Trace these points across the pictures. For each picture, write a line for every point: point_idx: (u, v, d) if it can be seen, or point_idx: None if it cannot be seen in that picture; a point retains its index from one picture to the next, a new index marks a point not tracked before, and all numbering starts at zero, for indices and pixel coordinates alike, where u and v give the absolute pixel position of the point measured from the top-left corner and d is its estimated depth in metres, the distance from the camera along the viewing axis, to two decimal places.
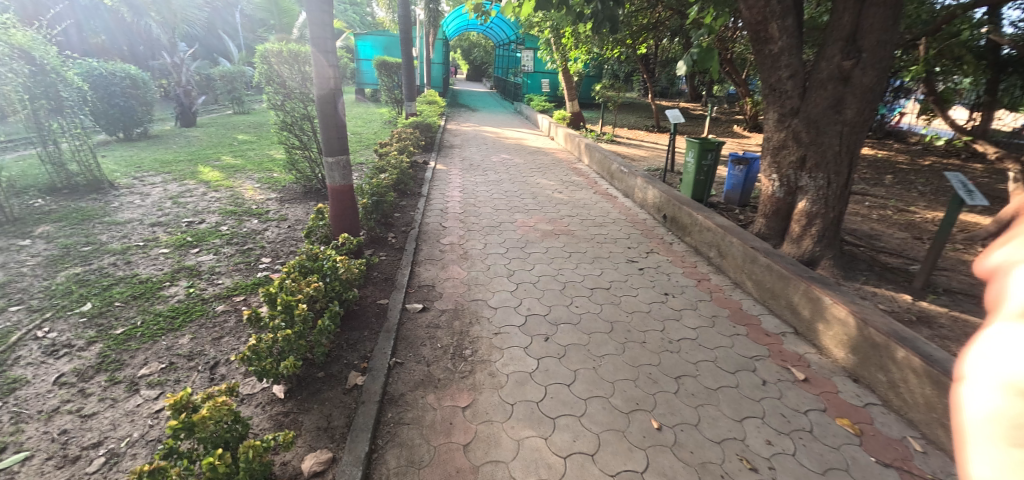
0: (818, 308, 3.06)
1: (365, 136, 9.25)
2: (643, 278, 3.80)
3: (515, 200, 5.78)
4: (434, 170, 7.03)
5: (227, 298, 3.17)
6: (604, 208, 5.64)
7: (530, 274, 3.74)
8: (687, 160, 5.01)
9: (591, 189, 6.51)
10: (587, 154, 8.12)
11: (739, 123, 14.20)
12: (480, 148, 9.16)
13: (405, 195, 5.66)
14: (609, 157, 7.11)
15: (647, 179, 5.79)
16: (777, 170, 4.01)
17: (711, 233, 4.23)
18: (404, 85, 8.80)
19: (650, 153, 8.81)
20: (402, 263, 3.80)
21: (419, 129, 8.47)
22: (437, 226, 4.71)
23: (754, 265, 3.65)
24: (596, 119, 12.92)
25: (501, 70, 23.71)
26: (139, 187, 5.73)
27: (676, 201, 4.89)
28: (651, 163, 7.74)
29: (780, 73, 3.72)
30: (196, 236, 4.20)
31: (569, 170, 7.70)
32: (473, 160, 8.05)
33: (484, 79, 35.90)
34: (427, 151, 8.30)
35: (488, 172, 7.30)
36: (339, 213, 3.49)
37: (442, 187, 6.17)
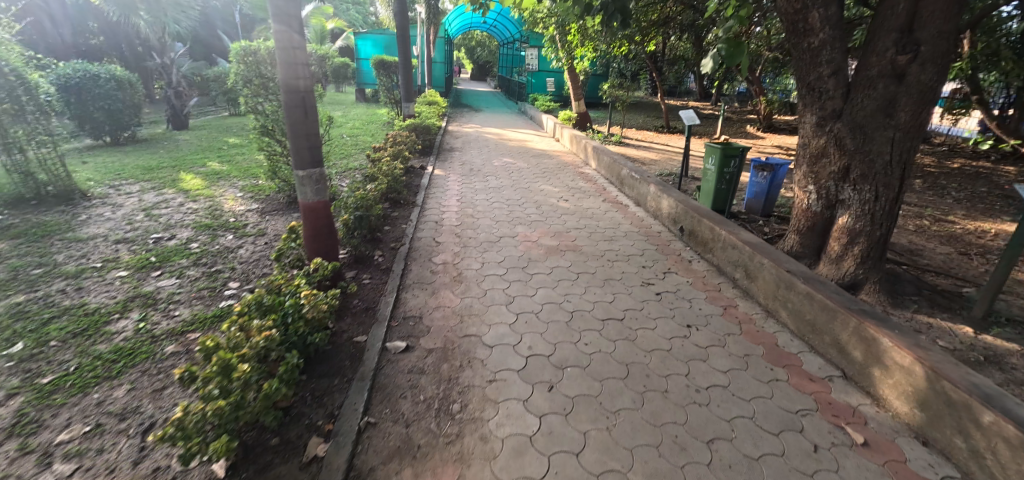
0: (873, 350, 2.58)
1: (360, 140, 8.82)
2: (661, 306, 3.32)
3: (517, 209, 5.31)
4: (430, 176, 6.58)
5: (181, 336, 2.74)
6: (614, 219, 5.16)
7: (532, 301, 3.28)
8: (708, 168, 4.53)
9: (599, 197, 6.03)
10: (594, 158, 7.65)
11: (752, 122, 13.65)
12: (482, 151, 8.70)
13: (397, 205, 5.22)
14: (618, 162, 6.63)
15: (662, 186, 5.30)
16: (814, 181, 3.52)
17: (737, 251, 3.75)
18: (402, 85, 8.34)
19: (661, 156, 8.32)
20: (387, 288, 3.35)
21: (417, 132, 8.03)
22: (429, 241, 4.26)
23: (790, 293, 3.17)
24: (603, 119, 12.44)
25: (505, 69, 23.23)
26: (113, 197, 5.34)
27: (695, 213, 4.41)
28: (663, 167, 7.25)
29: (820, 71, 3.23)
30: (160, 255, 3.78)
31: (576, 175, 7.22)
32: (473, 164, 7.61)
33: (488, 78, 35.44)
34: (425, 155, 7.87)
35: (489, 177, 6.85)
36: (313, 233, 3.03)
37: (438, 196, 5.72)
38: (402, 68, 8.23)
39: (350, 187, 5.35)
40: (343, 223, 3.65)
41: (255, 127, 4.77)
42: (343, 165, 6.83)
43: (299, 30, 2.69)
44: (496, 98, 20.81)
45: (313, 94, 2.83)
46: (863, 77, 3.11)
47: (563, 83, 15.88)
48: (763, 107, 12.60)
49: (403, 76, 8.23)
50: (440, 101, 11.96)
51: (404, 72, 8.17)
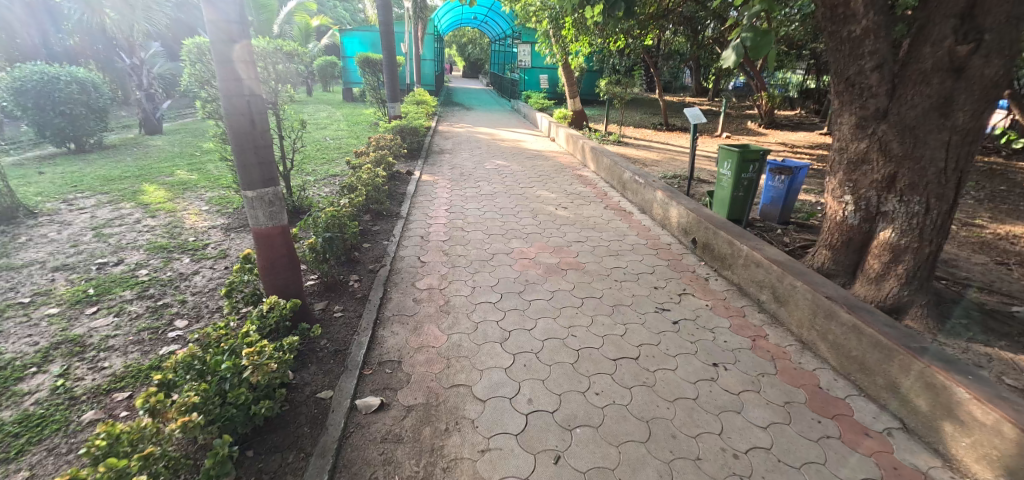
0: (943, 400, 2.15)
1: (343, 144, 8.30)
2: (680, 339, 2.87)
3: (511, 220, 4.83)
4: (417, 183, 6.09)
5: (105, 397, 2.25)
6: (618, 229, 4.70)
7: (531, 336, 2.81)
8: (722, 173, 4.08)
9: (601, 203, 5.57)
10: (593, 159, 7.18)
11: (752, 118, 13.24)
12: (473, 153, 8.21)
13: (380, 218, 4.72)
14: (620, 165, 6.17)
15: (670, 193, 4.84)
16: (852, 190, 3.08)
17: (762, 271, 3.30)
18: (386, 84, 7.82)
19: (663, 157, 7.88)
20: (361, 324, 2.87)
21: (404, 134, 7.53)
22: (413, 261, 3.78)
23: (832, 323, 2.74)
24: (599, 117, 11.98)
25: (496, 66, 22.68)
26: (63, 213, 4.81)
27: (710, 224, 3.96)
28: (666, 169, 6.80)
29: (862, 64, 2.80)
30: (101, 285, 3.28)
31: (574, 178, 6.75)
32: (464, 168, 7.12)
33: (479, 76, 34.87)
34: (412, 159, 7.38)
35: (480, 182, 6.37)
36: (268, 263, 2.55)
37: (425, 206, 5.23)
38: (386, 66, 7.69)
39: (326, 198, 4.85)
40: (310, 247, 3.14)
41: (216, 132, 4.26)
42: (322, 173, 6.32)
43: (236, 19, 2.20)
44: (487, 96, 20.29)
45: (260, 96, 2.34)
46: (913, 71, 2.67)
47: (557, 79, 15.40)
48: (763, 103, 12.19)
49: (388, 74, 7.70)
50: (430, 100, 11.44)
51: (389, 70, 7.64)
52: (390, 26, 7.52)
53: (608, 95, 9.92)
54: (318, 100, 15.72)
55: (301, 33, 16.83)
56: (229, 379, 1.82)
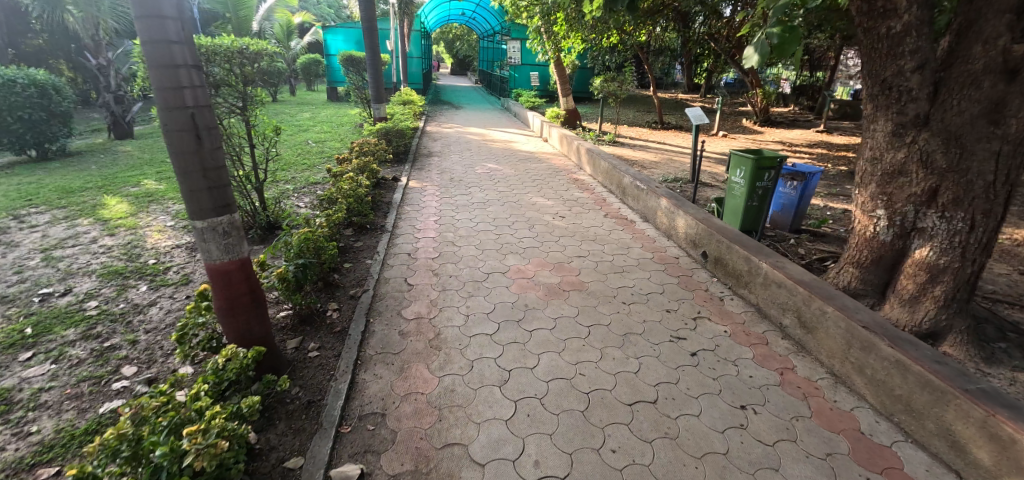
0: (1013, 456, 1.86)
1: (326, 148, 7.87)
2: (701, 376, 2.55)
3: (506, 232, 4.48)
4: (404, 191, 5.71)
5: (26, 474, 1.87)
6: (621, 240, 4.37)
7: (534, 377, 2.47)
8: (735, 181, 3.78)
9: (600, 210, 5.24)
10: (589, 162, 6.86)
11: (747, 115, 13.01)
12: (463, 156, 7.83)
13: (363, 232, 4.34)
14: (618, 168, 5.85)
15: (675, 200, 4.53)
16: (885, 204, 2.78)
17: (785, 292, 3.01)
18: (370, 85, 7.39)
19: (661, 158, 7.58)
20: (339, 366, 2.50)
21: (389, 137, 7.13)
22: (399, 283, 3.42)
23: (871, 357, 2.44)
24: (592, 115, 11.66)
25: (485, 63, 22.27)
26: (12, 232, 4.36)
27: (722, 237, 3.65)
28: (666, 172, 6.50)
29: (901, 64, 2.52)
30: (41, 323, 2.87)
31: (570, 183, 6.41)
32: (453, 172, 6.75)
33: (468, 73, 34.35)
34: (399, 163, 7.00)
35: (472, 188, 6.01)
36: (226, 302, 2.19)
37: (412, 216, 4.86)
38: (369, 65, 7.24)
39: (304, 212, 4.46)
40: (281, 277, 2.75)
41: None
42: (302, 182, 5.92)
43: (175, 16, 1.80)
44: (477, 94, 19.86)
45: (209, 110, 1.96)
46: (959, 72, 2.37)
47: (548, 77, 15.04)
48: (759, 99, 11.95)
49: (371, 74, 7.27)
50: (417, 100, 11.02)
51: (372, 69, 7.21)
52: (372, 21, 7.06)
53: (602, 94, 9.59)
54: (301, 101, 15.20)
55: (282, 31, 16.26)
56: (167, 468, 1.51)
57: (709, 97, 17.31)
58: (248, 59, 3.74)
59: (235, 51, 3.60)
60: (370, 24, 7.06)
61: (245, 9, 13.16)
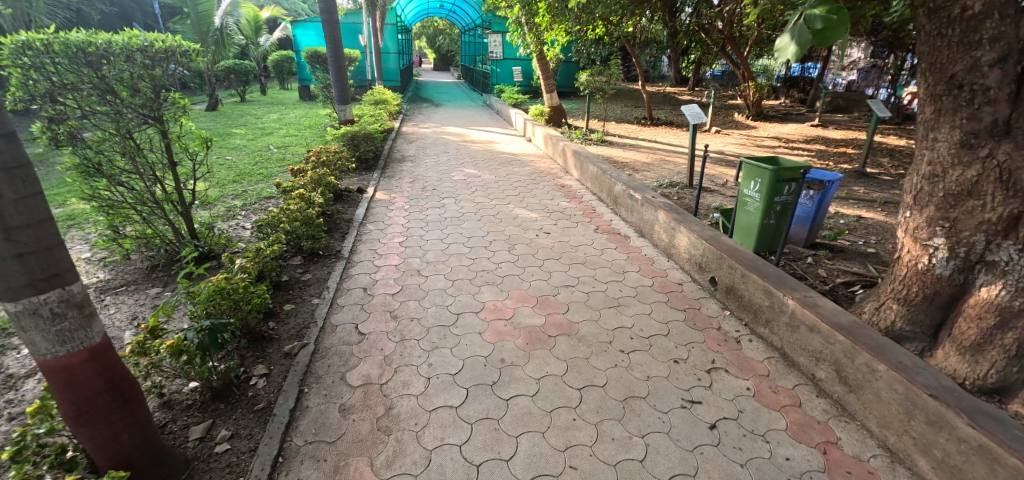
0: None
1: (288, 155, 7.16)
2: (726, 462, 1.98)
3: (482, 254, 3.87)
4: (370, 205, 5.07)
5: None
6: (615, 261, 3.79)
7: (510, 475, 1.87)
8: (751, 193, 3.22)
9: (588, 223, 4.65)
10: (576, 165, 6.27)
11: (738, 109, 12.54)
12: (440, 160, 7.19)
13: (316, 260, 3.70)
14: (609, 173, 5.27)
15: (675, 213, 3.97)
16: (946, 231, 2.25)
17: (822, 338, 2.47)
18: (333, 83, 6.64)
19: (653, 159, 7.02)
20: (250, 470, 1.88)
21: (357, 142, 6.46)
22: (349, 332, 2.78)
23: (942, 435, 1.90)
24: (579, 112, 11.09)
25: (467, 58, 21.55)
26: None
27: (737, 263, 3.09)
28: (660, 176, 5.95)
29: (978, 58, 1.98)
30: None
31: (556, 189, 5.81)
32: (427, 179, 6.12)
33: (450, 68, 33.52)
34: (368, 171, 6.34)
35: (446, 198, 5.39)
36: (73, 409, 1.54)
37: (373, 237, 4.21)
38: (330, 61, 6.49)
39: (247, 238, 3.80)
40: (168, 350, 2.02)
41: (69, 165, 2.95)
42: (254, 197, 5.24)
43: None
44: (458, 89, 19.13)
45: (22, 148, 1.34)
46: None
47: (531, 72, 14.38)
48: (751, 93, 11.47)
49: (333, 71, 6.53)
50: (391, 98, 10.29)
51: (335, 67, 6.48)
52: (333, 12, 6.33)
53: (589, 89, 9.02)
54: (271, 101, 14.32)
55: (250, 27, 15.34)
56: None
57: (697, 90, 16.82)
58: (155, 60, 3.06)
59: (133, 49, 2.90)
60: (331, 15, 6.31)
61: (205, 4, 12.26)
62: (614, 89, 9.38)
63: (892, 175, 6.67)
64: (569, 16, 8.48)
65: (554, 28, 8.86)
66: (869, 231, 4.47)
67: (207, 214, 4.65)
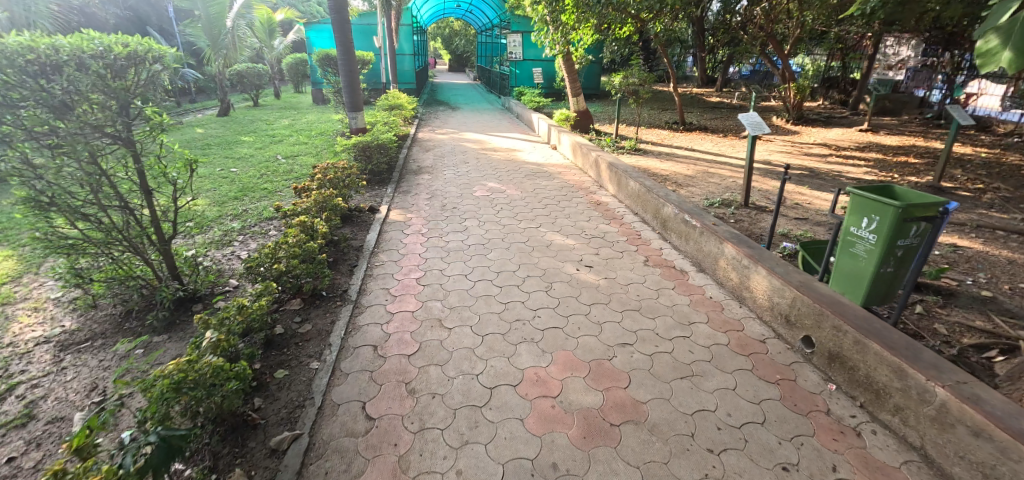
0: None
1: (296, 166, 6.63)
2: None
3: (514, 294, 3.22)
4: (382, 228, 4.47)
5: None
6: (677, 308, 3.12)
7: None
8: (863, 234, 2.53)
9: (635, 252, 3.98)
10: (612, 178, 5.61)
11: (776, 112, 11.70)
12: (459, 172, 6.60)
13: (318, 304, 3.10)
14: (654, 192, 4.60)
15: (748, 247, 3.28)
16: None
17: (995, 449, 1.78)
18: (344, 89, 6.05)
19: (695, 171, 6.32)
20: None
21: (369, 153, 5.90)
22: (353, 417, 2.18)
23: None
24: (605, 116, 10.41)
25: (483, 59, 20.99)
26: None
27: (847, 325, 2.41)
28: (709, 192, 5.26)
29: None
30: None
31: (590, 207, 5.15)
32: (446, 195, 5.53)
33: (466, 69, 33.01)
34: (381, 185, 5.77)
35: (467, 218, 4.77)
36: None
37: (385, 270, 3.60)
38: (341, 64, 5.91)
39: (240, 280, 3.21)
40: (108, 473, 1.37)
41: (15, 199, 2.41)
42: (256, 218, 4.69)
43: None
44: (474, 91, 18.55)
45: None
46: None
47: (552, 73, 13.73)
48: (791, 95, 10.64)
49: (345, 76, 5.95)
50: (407, 102, 9.73)
51: (346, 71, 5.92)
52: (344, 10, 5.74)
53: (620, 92, 8.32)
54: (284, 105, 13.92)
55: (264, 29, 14.99)
56: None
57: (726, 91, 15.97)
58: (115, 69, 2.50)
59: (86, 55, 2.35)
60: (342, 14, 5.72)
61: (216, 5, 11.84)
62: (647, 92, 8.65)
63: (970, 191, 5.88)
64: (599, 13, 7.82)
65: (582, 27, 8.20)
66: (975, 266, 3.75)
67: (200, 241, 4.09)
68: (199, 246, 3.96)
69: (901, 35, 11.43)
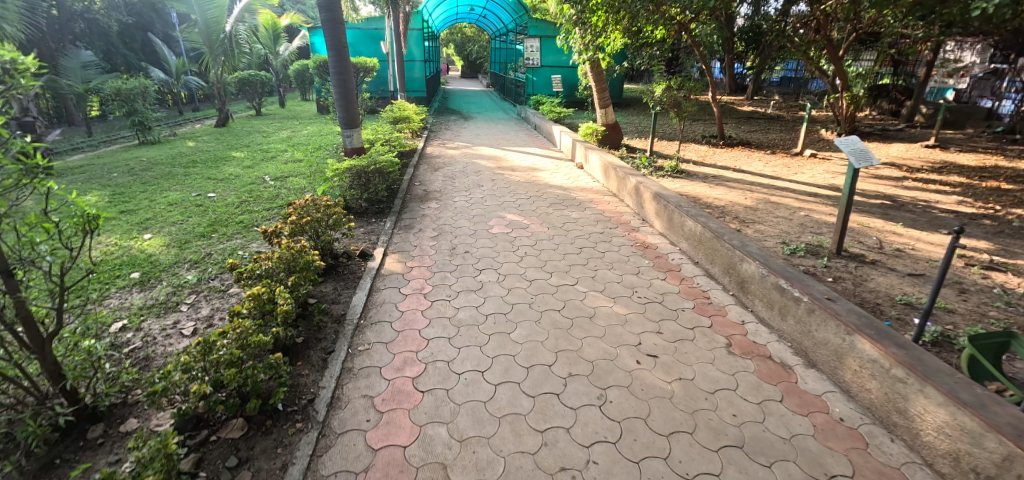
0: None
1: (283, 191, 5.72)
2: None
3: (555, 414, 2.19)
4: (374, 283, 3.47)
5: None
6: (799, 444, 2.08)
7: None
8: None
9: (709, 329, 2.94)
10: (658, 211, 4.57)
11: (822, 124, 10.56)
12: (472, 197, 5.64)
13: (268, 430, 2.13)
14: (724, 238, 3.55)
15: (897, 348, 2.23)
16: None
17: None
18: (336, 102, 5.08)
19: (756, 201, 5.25)
20: None
21: (366, 178, 4.95)
22: None
23: None
24: (634, 129, 9.38)
25: (497, 65, 20.04)
26: None
27: None
28: (783, 235, 4.23)
29: None
30: None
31: (636, 251, 4.11)
32: (457, 230, 4.55)
33: (479, 75, 32.17)
34: (378, 218, 4.82)
35: (483, 266, 3.73)
36: None
37: (371, 360, 2.60)
38: (332, 72, 4.95)
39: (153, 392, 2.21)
40: None
41: None
42: (217, 265, 3.76)
43: None
44: (487, 99, 17.62)
45: None
46: None
47: (572, 81, 12.74)
48: (844, 105, 9.46)
49: (337, 87, 4.99)
50: (414, 113, 8.80)
51: (339, 81, 4.96)
52: (336, 9, 4.80)
53: (662, 103, 6.76)
54: (288, 115, 13.12)
55: (268, 35, 14.42)
56: None
57: (758, 99, 14.82)
58: None
59: None
60: (334, 12, 4.78)
61: (214, 9, 10.98)
62: (698, 102, 6.95)
63: None
64: (633, 13, 6.80)
65: (613, 30, 7.19)
66: None
67: (134, 309, 3.18)
68: (130, 318, 3.06)
69: (964, 39, 10.20)
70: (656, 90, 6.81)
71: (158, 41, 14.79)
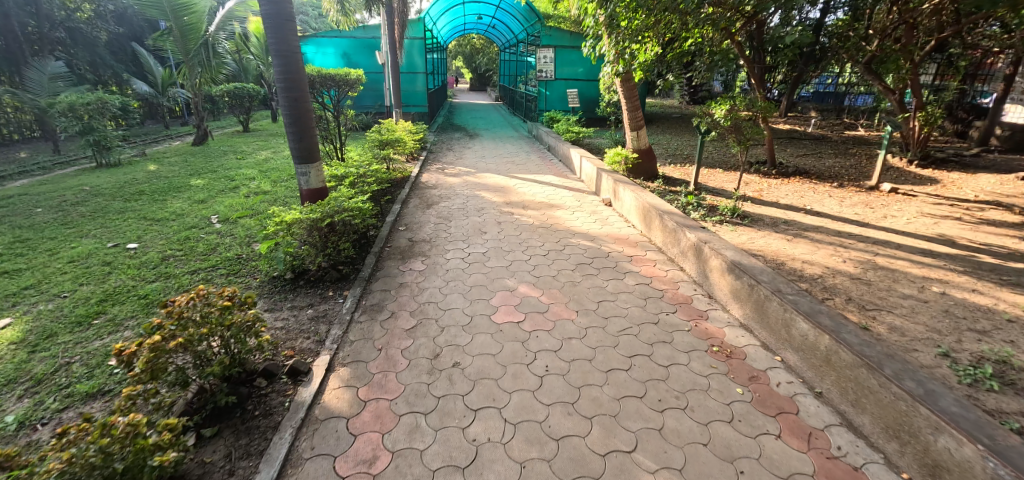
0: None
1: (227, 240, 4.39)
2: None
3: None
4: (297, 443, 2.06)
5: None
6: None
7: None
8: None
9: None
10: (737, 291, 3.14)
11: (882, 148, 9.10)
12: (470, 251, 4.26)
13: None
14: (883, 370, 2.10)
15: None
16: None
17: None
18: (286, 129, 3.74)
19: (860, 267, 3.82)
20: None
21: (323, 231, 3.61)
22: None
23: None
24: (665, 153, 8.00)
25: (507, 77, 18.80)
26: None
27: None
28: (936, 339, 2.79)
29: None
30: None
31: (717, 362, 2.68)
32: (447, 314, 3.14)
33: (488, 89, 31.10)
34: (338, 291, 3.44)
35: (479, 402, 2.30)
36: None
37: None
38: (278, 87, 3.63)
39: None
40: None
41: None
42: (61, 393, 2.40)
43: None
44: (496, 114, 16.31)
45: None
46: None
47: (590, 96, 11.41)
48: (915, 127, 7.97)
49: (286, 107, 3.65)
50: (407, 134, 7.51)
51: (288, 99, 3.63)
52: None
53: (715, 126, 5.37)
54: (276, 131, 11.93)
55: (259, 43, 13.18)
56: None
57: (794, 116, 13.41)
58: None
59: None
60: (279, 4, 3.46)
61: (190, 15, 9.78)
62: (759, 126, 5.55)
63: None
64: (680, 13, 5.45)
65: (651, 35, 5.84)
66: None
67: None
68: None
69: None
70: (712, 111, 5.44)
71: (144, 50, 13.73)
